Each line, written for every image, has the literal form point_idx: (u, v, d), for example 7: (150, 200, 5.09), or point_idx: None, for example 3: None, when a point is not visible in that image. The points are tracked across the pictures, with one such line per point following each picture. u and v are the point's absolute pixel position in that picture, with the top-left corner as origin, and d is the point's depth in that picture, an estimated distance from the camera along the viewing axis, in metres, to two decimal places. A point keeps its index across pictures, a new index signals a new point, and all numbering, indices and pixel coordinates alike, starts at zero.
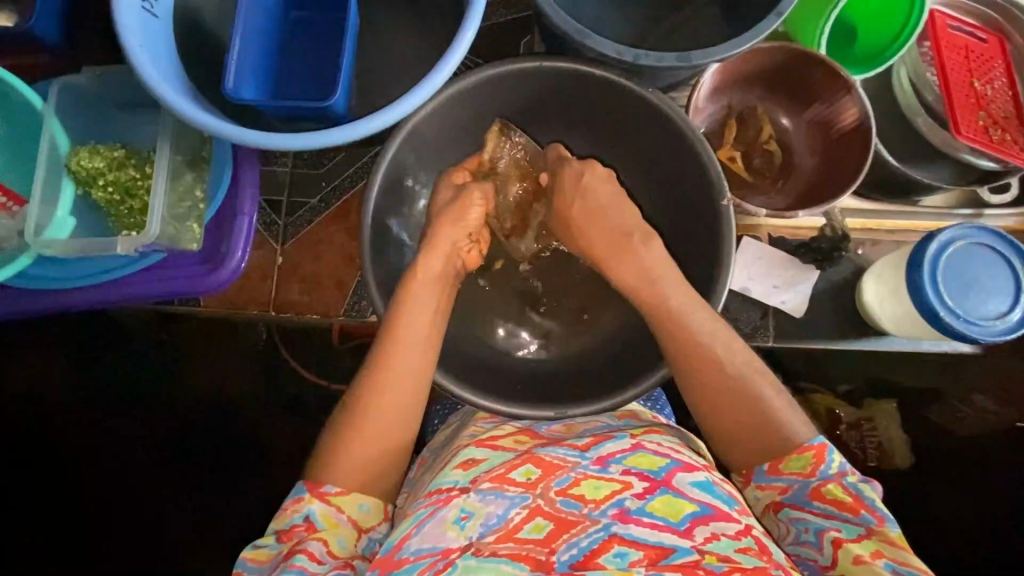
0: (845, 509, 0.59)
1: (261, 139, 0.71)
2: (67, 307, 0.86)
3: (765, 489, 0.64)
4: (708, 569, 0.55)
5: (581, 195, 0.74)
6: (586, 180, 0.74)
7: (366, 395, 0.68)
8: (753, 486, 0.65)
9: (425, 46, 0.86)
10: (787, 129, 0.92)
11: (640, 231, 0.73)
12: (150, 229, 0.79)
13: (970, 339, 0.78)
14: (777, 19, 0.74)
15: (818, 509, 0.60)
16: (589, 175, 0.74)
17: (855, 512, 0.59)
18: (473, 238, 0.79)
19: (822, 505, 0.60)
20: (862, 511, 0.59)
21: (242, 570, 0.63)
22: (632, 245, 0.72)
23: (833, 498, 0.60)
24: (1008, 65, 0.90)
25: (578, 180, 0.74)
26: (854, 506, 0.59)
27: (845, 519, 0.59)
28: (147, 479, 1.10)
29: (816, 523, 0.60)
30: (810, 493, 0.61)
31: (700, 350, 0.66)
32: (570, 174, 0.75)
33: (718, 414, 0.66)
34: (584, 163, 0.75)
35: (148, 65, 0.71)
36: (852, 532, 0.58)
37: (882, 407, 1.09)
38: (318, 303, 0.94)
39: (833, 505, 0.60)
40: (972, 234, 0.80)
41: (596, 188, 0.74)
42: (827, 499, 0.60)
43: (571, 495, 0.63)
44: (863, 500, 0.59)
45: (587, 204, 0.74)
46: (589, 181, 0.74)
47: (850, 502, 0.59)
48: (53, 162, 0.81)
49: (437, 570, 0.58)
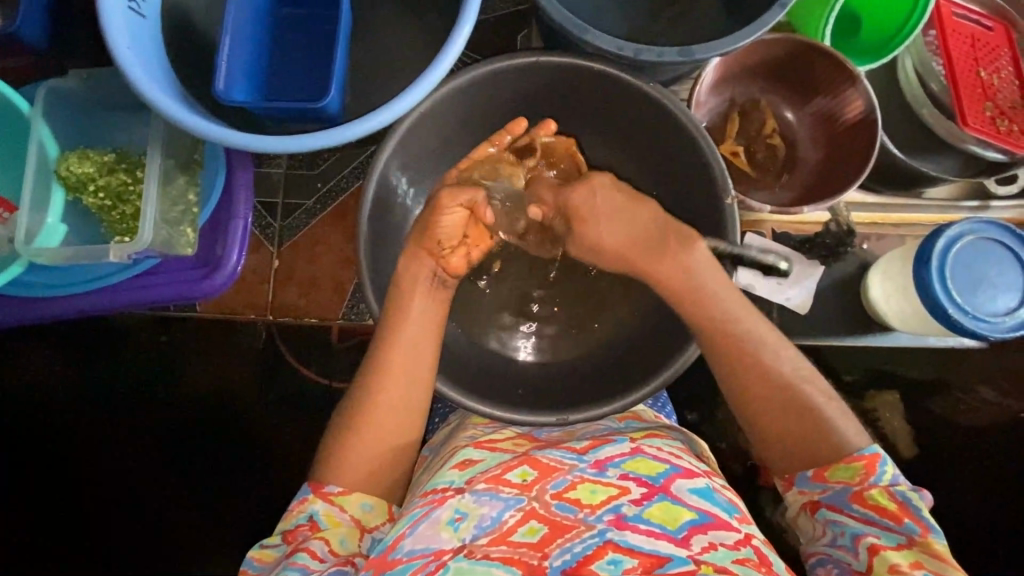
0: (887, 517, 0.58)
1: (250, 141, 0.69)
2: (57, 316, 0.85)
3: (805, 492, 0.63)
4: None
5: (602, 208, 0.68)
6: (600, 194, 0.69)
7: (366, 408, 0.68)
8: (793, 489, 0.64)
9: (421, 41, 0.84)
10: (791, 123, 0.90)
11: (677, 235, 0.68)
12: (142, 236, 0.78)
13: (982, 336, 0.78)
14: (781, 11, 0.72)
15: (857, 513, 0.60)
16: (602, 194, 0.69)
17: (898, 520, 0.58)
18: (451, 245, 0.73)
19: (862, 510, 0.60)
20: (906, 520, 0.58)
21: (248, 570, 0.63)
22: (671, 248, 0.67)
23: (875, 504, 0.59)
24: (1014, 54, 0.88)
25: (594, 196, 0.68)
26: (897, 513, 0.58)
27: (886, 527, 0.58)
28: (147, 479, 1.09)
29: (853, 528, 0.60)
30: (850, 497, 0.60)
31: None
32: (581, 196, 0.69)
33: None
34: (591, 182, 0.69)
35: (135, 64, 0.69)
36: (892, 541, 0.58)
37: (885, 399, 1.08)
38: (315, 308, 0.93)
39: (874, 511, 0.59)
40: (979, 229, 0.78)
41: (612, 204, 0.68)
42: (868, 505, 0.59)
43: (566, 499, 0.61)
44: (908, 508, 0.58)
45: (612, 218, 0.68)
46: (604, 197, 0.69)
47: (893, 509, 0.58)
48: (42, 168, 0.79)
49: (428, 572, 0.56)
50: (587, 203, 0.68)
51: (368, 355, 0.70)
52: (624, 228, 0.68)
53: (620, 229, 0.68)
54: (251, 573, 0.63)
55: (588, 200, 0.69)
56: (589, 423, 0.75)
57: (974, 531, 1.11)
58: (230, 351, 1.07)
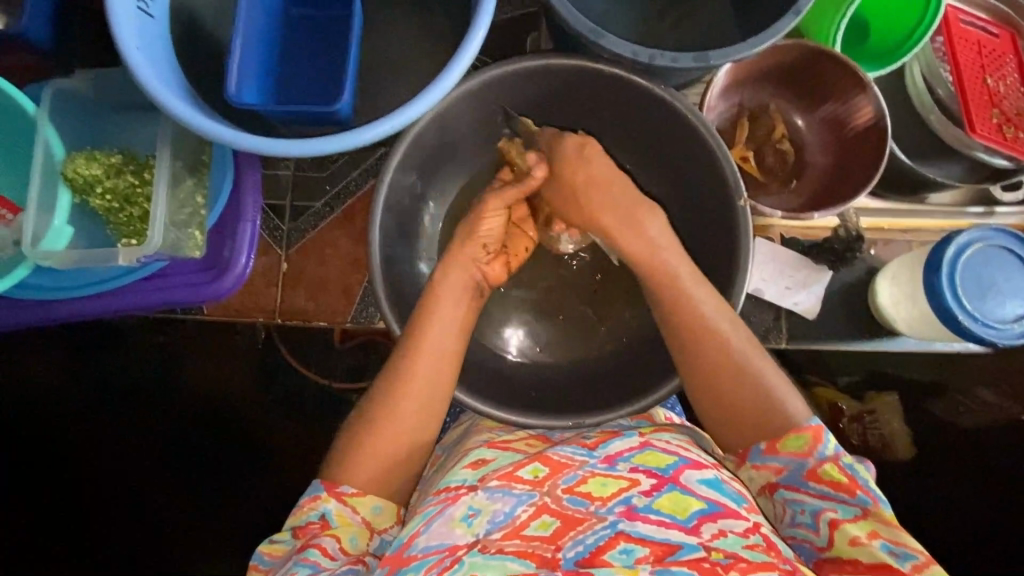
0: (841, 491, 0.60)
1: (264, 146, 0.69)
2: (64, 319, 0.84)
3: (761, 470, 0.64)
4: (714, 563, 0.53)
5: (586, 162, 0.73)
6: (587, 151, 0.73)
7: (382, 414, 0.67)
8: (748, 466, 0.65)
9: (431, 43, 0.83)
10: (800, 129, 0.90)
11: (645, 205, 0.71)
12: (152, 238, 0.76)
13: (990, 343, 0.78)
14: (794, 17, 0.72)
15: (814, 490, 0.61)
16: (595, 158, 0.73)
17: (851, 493, 0.59)
18: (491, 249, 0.75)
19: (818, 486, 0.61)
20: (858, 492, 0.59)
21: (259, 563, 0.63)
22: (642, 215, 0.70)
23: (829, 479, 0.60)
24: (1020, 61, 0.89)
25: (582, 148, 0.73)
26: (850, 486, 0.60)
27: (841, 500, 0.59)
28: (148, 479, 1.08)
29: (812, 504, 0.60)
30: (806, 474, 0.62)
31: (724, 360, 0.66)
32: (571, 145, 0.74)
33: (732, 426, 0.66)
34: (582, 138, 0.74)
35: (143, 64, 0.68)
36: (848, 513, 0.59)
37: (885, 401, 1.10)
38: (323, 310, 0.92)
39: (830, 486, 0.60)
40: (989, 236, 0.79)
41: (597, 160, 0.73)
42: (823, 480, 0.61)
43: (577, 492, 0.62)
44: (858, 480, 0.60)
45: (590, 166, 0.72)
46: (592, 153, 0.73)
47: (846, 483, 0.60)
48: (47, 170, 0.78)
49: (444, 567, 0.56)
50: (575, 153, 0.73)
51: (392, 357, 0.70)
52: (603, 180, 0.72)
53: (600, 179, 0.72)
54: (261, 569, 0.63)
55: (578, 151, 0.73)
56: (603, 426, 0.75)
57: (972, 530, 1.12)
58: (233, 353, 1.07)
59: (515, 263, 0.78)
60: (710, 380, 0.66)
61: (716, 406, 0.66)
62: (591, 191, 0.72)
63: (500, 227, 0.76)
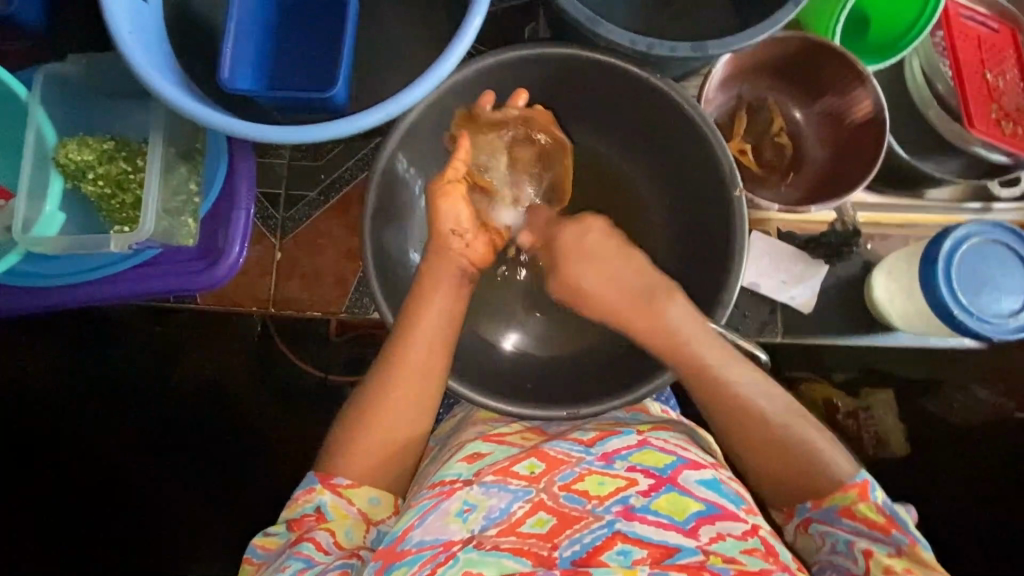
0: (877, 529, 0.59)
1: (261, 132, 0.68)
2: (56, 307, 0.84)
3: (796, 510, 0.64)
4: (713, 571, 0.52)
5: (586, 248, 0.73)
6: (588, 238, 0.73)
7: (374, 404, 0.67)
8: (788, 511, 0.64)
9: (428, 32, 0.83)
10: (798, 122, 0.90)
11: (662, 285, 0.70)
12: (145, 225, 0.76)
13: (985, 337, 0.78)
14: (793, 9, 0.72)
15: (848, 526, 0.60)
16: (591, 233, 0.73)
17: (887, 531, 0.58)
18: (467, 232, 0.75)
19: (853, 523, 0.60)
20: (894, 530, 0.58)
21: (252, 556, 0.62)
22: (653, 300, 0.69)
23: (864, 517, 0.60)
24: (1019, 57, 0.88)
25: (583, 237, 0.73)
26: (886, 525, 0.59)
27: (876, 538, 0.59)
28: (140, 475, 1.06)
29: (845, 537, 0.60)
30: (841, 511, 0.61)
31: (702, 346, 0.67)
32: (570, 236, 0.74)
33: (720, 425, 0.66)
34: (584, 223, 0.74)
35: (135, 48, 0.67)
36: (883, 549, 0.58)
37: (879, 397, 1.10)
38: (318, 300, 0.92)
39: (865, 524, 0.60)
40: (985, 230, 0.79)
41: (601, 243, 0.73)
42: (858, 518, 0.60)
43: (574, 490, 0.60)
44: (895, 520, 0.59)
45: (598, 258, 0.72)
46: (594, 238, 0.73)
47: (882, 522, 0.59)
48: (40, 155, 0.77)
49: (438, 563, 0.55)
50: (575, 242, 0.73)
51: (382, 350, 0.70)
52: (617, 274, 0.71)
53: (607, 269, 0.71)
54: (255, 561, 0.62)
55: (577, 239, 0.74)
56: (598, 416, 0.75)
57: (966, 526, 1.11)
58: (231, 341, 1.06)
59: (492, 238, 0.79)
60: (705, 383, 0.67)
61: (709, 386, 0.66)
62: (602, 282, 0.71)
63: (469, 214, 0.75)
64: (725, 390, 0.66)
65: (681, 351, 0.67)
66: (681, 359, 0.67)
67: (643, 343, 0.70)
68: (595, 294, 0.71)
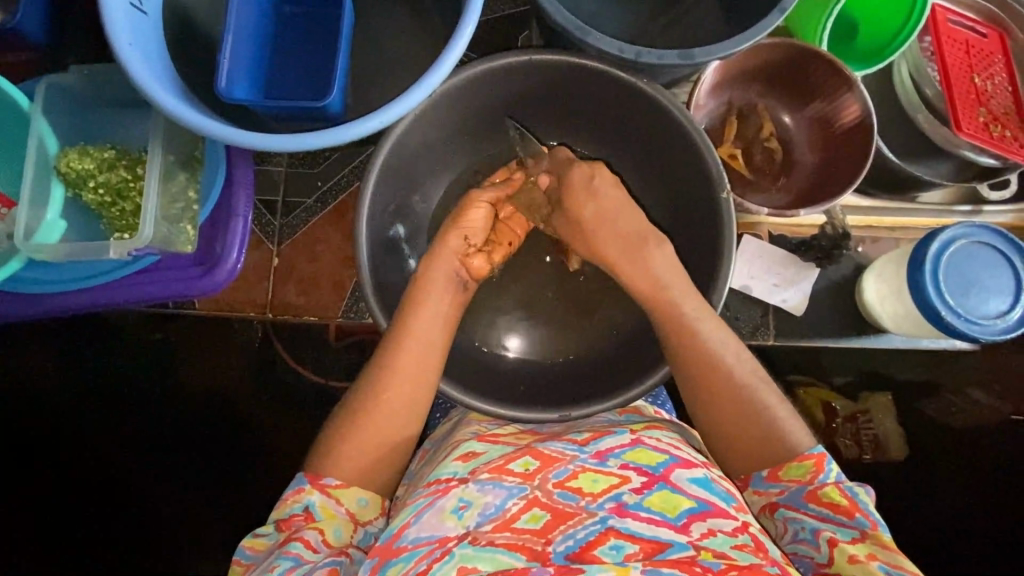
0: (840, 513, 0.60)
1: (254, 139, 0.69)
2: (56, 313, 0.85)
3: (761, 494, 0.64)
4: (704, 566, 0.53)
5: (595, 193, 0.75)
6: (597, 182, 0.75)
7: (370, 407, 0.68)
8: (749, 490, 0.65)
9: (421, 41, 0.84)
10: (788, 127, 0.91)
11: (648, 233, 0.74)
12: (143, 232, 0.78)
13: (973, 339, 0.79)
14: (779, 16, 0.72)
15: (813, 512, 0.61)
16: (600, 178, 0.75)
17: (850, 515, 0.59)
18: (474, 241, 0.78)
19: (818, 507, 0.61)
20: (857, 514, 0.59)
21: (240, 558, 0.63)
22: (643, 248, 0.73)
23: (828, 501, 0.61)
24: (1007, 61, 0.89)
25: (591, 179, 0.75)
26: (849, 509, 0.60)
27: (840, 522, 0.59)
28: (137, 479, 1.07)
29: (811, 523, 0.61)
30: (807, 496, 0.62)
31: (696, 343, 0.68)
32: (581, 176, 0.76)
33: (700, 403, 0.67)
34: (593, 167, 0.76)
35: (137, 64, 0.68)
36: (846, 535, 0.58)
37: (878, 400, 1.09)
38: (317, 306, 0.93)
39: (829, 508, 0.60)
40: (973, 232, 0.80)
41: (608, 190, 0.75)
42: (823, 502, 0.61)
43: (568, 487, 0.61)
44: (858, 504, 0.60)
45: (604, 200, 0.75)
46: (602, 184, 0.75)
47: (845, 505, 0.60)
48: (41, 164, 0.79)
49: (433, 558, 0.56)
50: (584, 183, 0.75)
51: (379, 351, 0.71)
52: (614, 207, 0.75)
53: (603, 207, 0.75)
54: (243, 563, 0.63)
55: (586, 182, 0.75)
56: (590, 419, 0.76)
57: (958, 526, 1.12)
58: (231, 349, 1.06)
59: (498, 255, 0.80)
60: (687, 362, 0.68)
61: (704, 372, 0.67)
62: (600, 220, 0.75)
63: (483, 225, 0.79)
64: (692, 348, 0.68)
65: (665, 298, 0.70)
66: (666, 303, 0.70)
67: (633, 291, 0.73)
68: (601, 238, 0.75)
